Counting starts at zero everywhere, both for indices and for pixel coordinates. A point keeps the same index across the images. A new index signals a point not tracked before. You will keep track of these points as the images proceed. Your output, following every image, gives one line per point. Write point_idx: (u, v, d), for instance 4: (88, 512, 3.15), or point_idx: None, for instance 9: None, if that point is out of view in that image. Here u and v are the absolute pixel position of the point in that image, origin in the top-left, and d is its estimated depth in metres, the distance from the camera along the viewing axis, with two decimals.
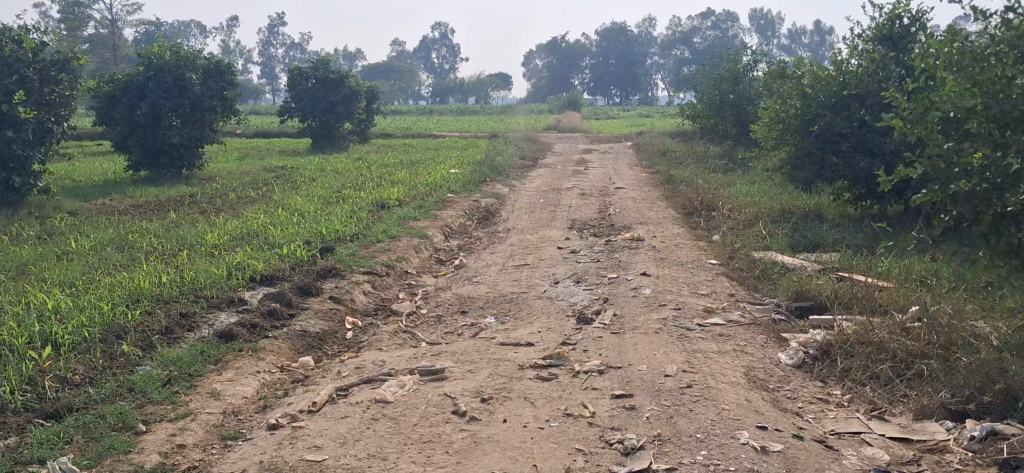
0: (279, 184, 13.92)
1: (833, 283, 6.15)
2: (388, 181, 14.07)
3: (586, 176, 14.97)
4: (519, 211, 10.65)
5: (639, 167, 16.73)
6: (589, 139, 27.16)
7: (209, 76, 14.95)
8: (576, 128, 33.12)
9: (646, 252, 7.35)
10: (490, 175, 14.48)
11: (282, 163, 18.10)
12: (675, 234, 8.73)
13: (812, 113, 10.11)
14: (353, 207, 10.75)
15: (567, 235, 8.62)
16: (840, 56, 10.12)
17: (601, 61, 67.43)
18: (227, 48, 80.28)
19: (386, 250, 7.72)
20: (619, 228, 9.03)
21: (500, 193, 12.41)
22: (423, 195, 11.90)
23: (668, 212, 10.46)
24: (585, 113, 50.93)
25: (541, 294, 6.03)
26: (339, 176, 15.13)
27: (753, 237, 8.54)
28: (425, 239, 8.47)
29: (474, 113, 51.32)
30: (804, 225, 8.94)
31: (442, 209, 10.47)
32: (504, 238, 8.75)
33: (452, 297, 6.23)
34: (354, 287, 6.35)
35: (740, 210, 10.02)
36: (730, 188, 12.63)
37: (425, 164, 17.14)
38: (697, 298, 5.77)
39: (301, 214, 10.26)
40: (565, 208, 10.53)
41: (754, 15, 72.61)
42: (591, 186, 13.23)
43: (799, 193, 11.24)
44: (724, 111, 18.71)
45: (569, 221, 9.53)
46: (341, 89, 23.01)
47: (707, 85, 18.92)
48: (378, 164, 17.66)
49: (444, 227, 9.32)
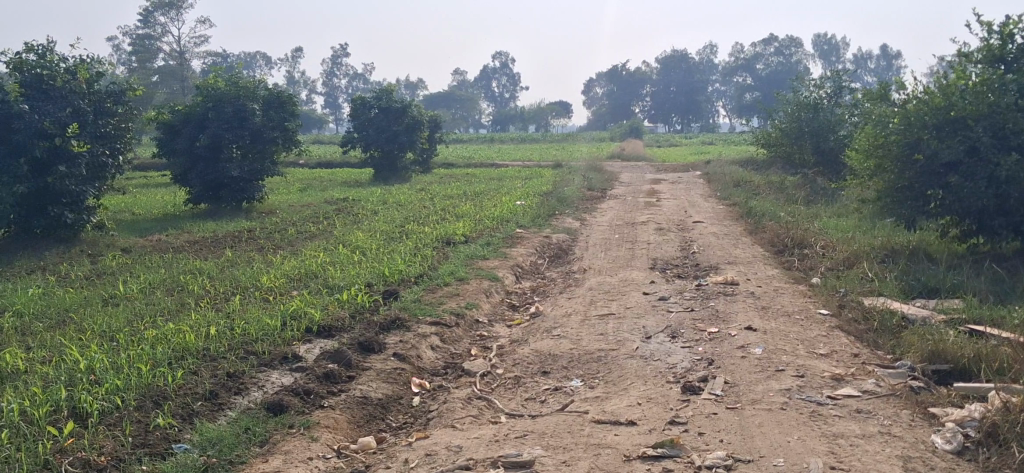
0: (339, 218, 13.40)
1: (974, 341, 5.30)
2: (452, 215, 13.47)
3: (661, 208, 14.18)
4: (595, 248, 9.92)
5: (714, 199, 15.88)
6: (656, 169, 26.30)
7: (270, 107, 14.54)
8: (641, 156, 32.29)
9: (745, 299, 6.55)
10: (560, 208, 13.79)
11: (343, 194, 17.65)
12: (770, 276, 7.92)
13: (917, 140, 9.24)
14: (417, 244, 10.11)
15: (651, 277, 7.87)
16: (945, 79, 9.24)
17: (661, 89, 66.71)
18: (292, 79, 81.20)
19: (455, 295, 7.03)
20: (707, 269, 8.26)
21: (572, 227, 11.70)
22: (490, 230, 11.24)
23: (755, 250, 9.65)
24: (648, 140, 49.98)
25: (633, 351, 5.28)
26: (402, 210, 14.57)
27: (859, 280, 7.69)
28: (496, 281, 7.78)
29: (535, 142, 50.77)
30: (914, 265, 8.08)
31: (512, 246, 9.79)
32: (580, 280, 8.04)
33: (531, 353, 5.50)
34: (421, 341, 5.67)
35: (836, 248, 9.16)
36: (818, 222, 11.75)
37: (489, 196, 16.50)
38: (817, 360, 4.97)
39: (363, 252, 9.66)
40: (643, 245, 9.80)
41: (819, 41, 71.11)
42: (668, 220, 12.46)
43: (899, 229, 10.34)
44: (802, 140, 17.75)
45: (650, 261, 8.77)
46: (405, 118, 22.58)
47: (784, 113, 18.01)
48: (442, 196, 17.07)
49: (515, 267, 8.63)
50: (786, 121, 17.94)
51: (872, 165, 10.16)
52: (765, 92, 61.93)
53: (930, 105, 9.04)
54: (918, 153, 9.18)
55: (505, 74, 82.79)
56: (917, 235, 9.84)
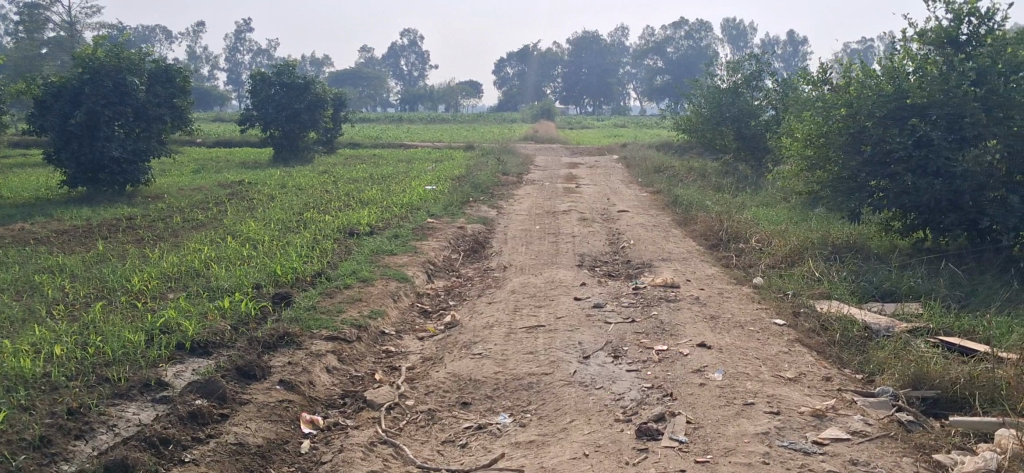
0: (233, 203, 12.24)
1: (957, 363, 4.62)
2: (356, 201, 12.47)
3: (580, 195, 13.42)
4: (515, 241, 9.08)
5: (634, 185, 15.18)
6: (569, 152, 25.56)
7: (156, 81, 13.25)
8: (554, 139, 31.61)
9: (690, 306, 5.78)
10: (474, 194, 12.90)
11: (238, 176, 16.40)
12: (709, 276, 7.19)
13: (860, 128, 8.61)
14: (317, 236, 9.09)
15: (579, 277, 7.05)
16: (893, 63, 8.68)
17: (571, 69, 65.97)
18: (192, 54, 78.11)
19: (355, 301, 6.06)
20: (640, 268, 7.49)
21: (488, 216, 10.83)
22: (399, 220, 10.29)
23: (688, 245, 8.93)
24: (559, 122, 49.46)
25: (570, 376, 4.43)
26: (302, 195, 13.47)
27: (807, 281, 7.01)
28: (405, 282, 6.85)
29: (445, 122, 49.68)
30: (861, 263, 7.46)
31: (423, 239, 8.86)
32: (501, 280, 7.16)
33: (446, 378, 4.60)
34: (312, 366, 4.72)
35: (774, 241, 8.50)
36: (747, 212, 11.14)
37: (397, 181, 15.48)
38: (787, 387, 4.20)
39: (256, 245, 8.60)
40: (567, 238, 8.98)
41: (727, 26, 71.67)
42: (590, 208, 11.67)
43: (834, 222, 9.77)
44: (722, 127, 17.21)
45: (577, 257, 7.96)
46: (307, 96, 21.36)
47: (703, 98, 17.33)
48: (346, 180, 15.98)
49: (427, 265, 7.70)
50: (705, 105, 17.26)
51: (811, 154, 9.55)
52: (675, 75, 62.03)
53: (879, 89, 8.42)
54: (864, 142, 8.56)
55: (415, 53, 81.29)
56: (856, 228, 9.26)
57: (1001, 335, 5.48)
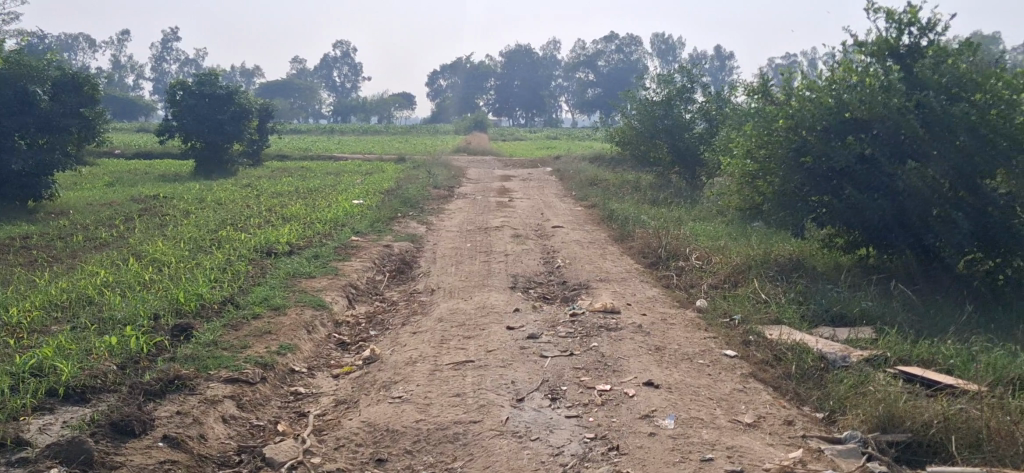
0: (142, 220, 11.46)
1: (927, 401, 4.19)
2: (277, 217, 11.78)
3: (514, 210, 12.91)
4: (443, 261, 8.51)
5: (569, 199, 14.72)
6: (501, 164, 25.02)
7: (61, 89, 12.39)
8: (488, 150, 31.06)
9: (632, 335, 5.27)
10: (402, 209, 12.29)
11: (153, 190, 15.52)
12: (651, 299, 6.71)
13: (802, 141, 8.24)
14: (229, 257, 8.40)
15: (511, 301, 6.51)
16: (834, 74, 8.33)
17: (504, 82, 65.69)
18: (116, 63, 75.88)
19: (261, 334, 5.42)
20: (578, 292, 6.97)
21: (415, 233, 10.24)
22: (320, 238, 9.64)
23: (626, 264, 8.47)
24: (493, 133, 48.97)
25: (502, 424, 3.89)
26: (219, 211, 12.71)
27: (754, 304, 6.57)
28: (321, 309, 6.23)
29: (378, 134, 48.81)
30: (809, 284, 7.06)
31: (344, 259, 8.23)
32: (426, 306, 6.58)
33: (360, 429, 4.02)
34: (205, 416, 4.10)
35: (716, 260, 8.08)
36: (686, 228, 10.73)
37: (322, 195, 14.80)
38: (746, 437, 3.73)
39: (161, 267, 7.90)
40: (499, 258, 8.45)
41: (658, 39, 72.12)
42: (523, 224, 11.16)
43: (776, 238, 9.39)
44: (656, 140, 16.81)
45: (509, 279, 7.42)
46: (230, 106, 20.51)
47: (632, 109, 16.78)
48: (268, 194, 15.21)
49: (347, 289, 7.08)
50: (635, 120, 16.72)
51: (752, 168, 9.16)
52: (607, 88, 62.09)
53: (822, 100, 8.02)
54: (807, 155, 8.17)
55: (346, 64, 80.20)
56: (799, 245, 8.88)
57: (963, 366, 5.06)
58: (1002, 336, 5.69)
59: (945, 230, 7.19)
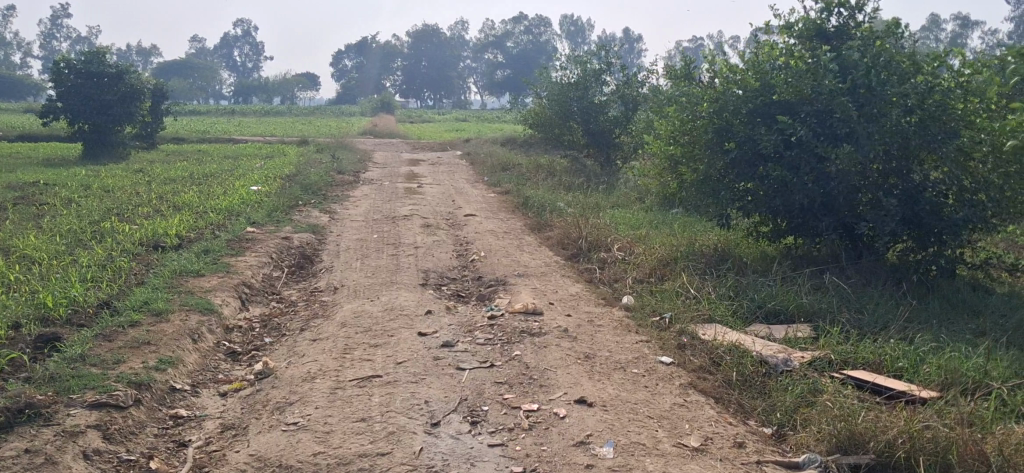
0: (16, 209, 10.48)
1: (885, 416, 3.81)
2: (167, 205, 10.92)
3: (423, 197, 12.32)
4: (349, 254, 7.89)
5: (480, 185, 14.20)
6: (409, 147, 24.32)
7: None
8: (395, 133, 30.28)
9: (558, 342, 4.78)
10: (305, 197, 11.57)
11: (32, 177, 14.38)
12: (575, 298, 6.25)
13: (727, 126, 7.86)
14: (110, 252, 7.60)
15: (423, 302, 5.96)
16: (759, 57, 7.97)
17: (411, 62, 64.44)
18: (1, 40, 72.02)
19: (138, 345, 4.67)
20: (495, 291, 6.46)
21: (319, 224, 9.58)
22: (214, 230, 8.88)
23: (544, 257, 8.00)
24: (400, 115, 48.00)
25: (415, 456, 3.34)
26: (103, 199, 11.78)
27: (683, 302, 6.17)
28: (210, 314, 5.57)
29: (281, 115, 47.32)
30: (737, 278, 6.71)
31: (238, 254, 7.54)
32: (328, 308, 5.97)
33: (247, 466, 3.41)
34: (60, 453, 3.37)
35: (639, 251, 7.67)
36: (604, 216, 10.33)
37: (219, 180, 13.95)
38: (696, 466, 3.27)
39: (30, 264, 7.07)
40: (409, 250, 7.88)
41: (566, 22, 71.94)
42: (434, 213, 10.60)
43: (698, 228, 9.06)
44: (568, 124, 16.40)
45: (419, 276, 6.86)
46: (119, 85, 19.28)
47: (546, 93, 16.31)
48: (160, 180, 14.24)
49: (241, 289, 6.43)
50: (548, 103, 16.24)
51: (673, 154, 8.79)
52: (514, 69, 61.58)
53: (747, 82, 7.66)
54: (733, 139, 7.81)
55: (248, 43, 77.89)
56: (722, 234, 8.56)
57: (910, 369, 4.75)
58: (943, 336, 5.42)
59: (876, 219, 6.92)
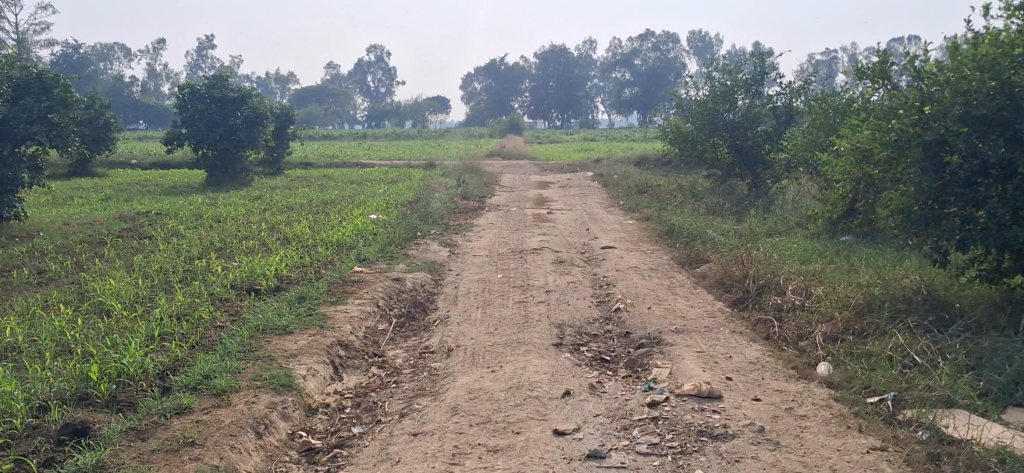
0: (116, 244, 9.66)
1: None
2: (275, 238, 9.92)
3: (554, 224, 11.00)
4: (468, 300, 6.60)
5: (617, 210, 12.80)
6: (538, 168, 23.07)
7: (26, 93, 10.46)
8: (523, 153, 29.15)
9: (756, 453, 3.42)
10: (425, 227, 10.40)
11: (147, 207, 13.78)
12: (751, 368, 4.76)
13: (936, 139, 6.13)
14: (196, 298, 6.53)
15: (557, 373, 4.59)
16: (974, 50, 6.18)
17: (540, 85, 63.81)
18: (150, 71, 74.97)
19: (175, 448, 3.57)
20: (648, 357, 5.04)
21: (435, 260, 8.34)
22: (317, 270, 7.76)
23: (702, 303, 6.52)
24: (527, 136, 46.87)
25: None
26: (211, 230, 10.89)
27: (901, 375, 4.60)
28: (289, 391, 4.38)
29: (408, 138, 47.04)
30: (967, 338, 5.05)
31: (338, 303, 6.35)
32: (437, 382, 4.68)
33: None
34: None
35: (823, 296, 6.11)
36: (766, 246, 8.73)
37: (337, 208, 12.97)
38: None
39: (102, 315, 6.06)
40: (537, 296, 6.53)
41: (696, 37, 69.72)
42: (566, 245, 9.25)
43: (887, 266, 7.38)
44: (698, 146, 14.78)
45: (550, 332, 5.49)
46: (242, 110, 18.67)
47: (687, 108, 14.70)
48: (275, 208, 13.38)
49: (333, 351, 5.23)
50: (690, 117, 14.60)
51: (861, 175, 7.12)
52: (644, 88, 59.84)
53: (963, 83, 5.94)
54: (945, 159, 6.10)
55: (380, 68, 78.86)
56: (926, 273, 6.86)
57: None
58: None
59: None
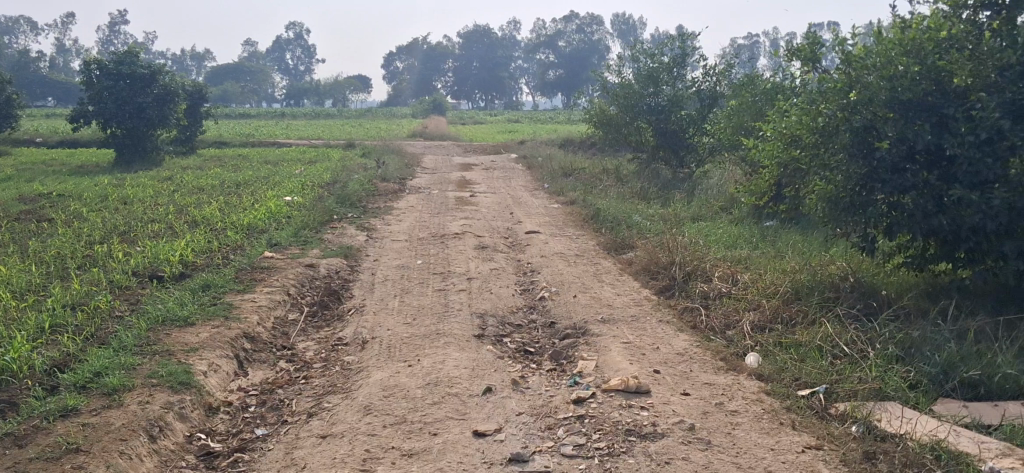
0: (12, 228, 9.10)
1: None
2: (184, 221, 9.46)
3: (476, 208, 10.74)
4: (385, 288, 6.31)
5: (541, 193, 12.60)
6: (461, 150, 22.78)
7: None
8: (445, 135, 28.78)
9: (687, 454, 3.22)
10: (343, 211, 10.05)
11: (49, 187, 13.11)
12: (679, 360, 4.59)
13: (863, 124, 6.03)
14: (92, 287, 6.11)
15: (478, 367, 4.35)
16: (900, 34, 6.08)
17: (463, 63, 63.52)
18: (58, 46, 72.25)
19: (57, 456, 3.23)
20: (572, 349, 4.84)
21: (352, 245, 8.02)
22: (227, 256, 7.37)
23: (628, 291, 6.34)
24: (451, 117, 46.41)
25: None
26: (116, 213, 10.37)
27: (832, 367, 4.47)
28: (188, 389, 4.05)
29: (329, 118, 46.19)
30: (895, 327, 4.96)
31: (246, 291, 6.00)
32: (349, 378, 4.40)
33: None
34: None
35: (750, 284, 5.98)
36: (691, 230, 8.61)
37: (251, 190, 12.50)
38: None
39: None
40: (458, 284, 6.27)
41: (619, 19, 69.96)
42: (489, 229, 9.01)
43: (812, 251, 7.32)
44: (621, 128, 14.66)
45: (470, 323, 5.24)
46: (152, 87, 17.95)
47: (611, 91, 14.54)
48: (186, 190, 12.85)
49: (239, 344, 4.90)
50: (614, 100, 14.46)
51: (787, 159, 7.01)
52: (568, 70, 59.80)
53: (891, 68, 5.83)
54: (872, 145, 6.01)
55: (300, 47, 77.36)
56: (851, 259, 6.80)
57: None
58: None
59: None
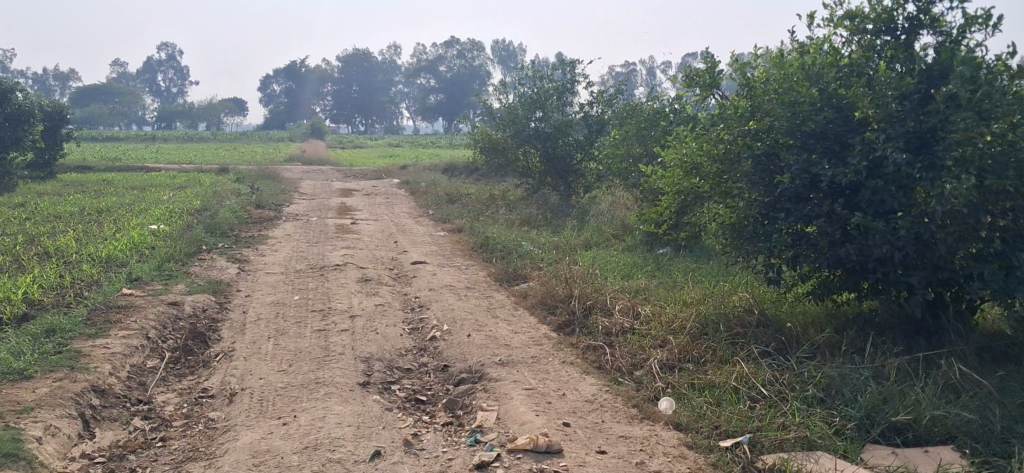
0: None
1: None
2: (33, 253, 8.56)
3: (358, 237, 10.14)
4: (259, 329, 5.69)
5: (425, 220, 12.08)
6: (341, 175, 22.03)
7: None
8: (323, 159, 27.91)
9: None
10: (213, 241, 9.31)
11: None
12: (588, 409, 4.15)
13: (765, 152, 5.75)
14: None
15: (365, 423, 3.81)
16: (797, 60, 5.83)
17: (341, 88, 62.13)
18: None
19: None
20: (470, 398, 4.34)
21: (222, 279, 7.32)
22: (78, 293, 6.59)
23: (525, 327, 5.89)
24: (329, 141, 45.32)
25: None
26: None
27: (753, 413, 4.12)
28: (17, 462, 3.37)
29: (202, 141, 44.48)
30: (812, 366, 4.65)
31: (97, 335, 5.29)
32: (216, 440, 3.80)
33: None
34: None
35: (655, 319, 5.62)
36: (585, 260, 8.24)
37: (113, 217, 11.58)
38: None
39: None
40: (339, 323, 5.70)
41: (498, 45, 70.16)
42: (371, 260, 8.43)
43: (712, 281, 7.03)
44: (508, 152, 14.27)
45: (354, 369, 4.69)
46: (3, 107, 16.66)
47: (497, 116, 14.15)
48: (39, 218, 11.80)
49: (86, 401, 4.21)
50: (500, 124, 14.07)
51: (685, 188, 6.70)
52: (448, 95, 59.58)
53: (791, 94, 5.56)
54: (775, 174, 5.73)
55: (171, 67, 74.72)
56: (753, 289, 6.53)
57: None
58: None
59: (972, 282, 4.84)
